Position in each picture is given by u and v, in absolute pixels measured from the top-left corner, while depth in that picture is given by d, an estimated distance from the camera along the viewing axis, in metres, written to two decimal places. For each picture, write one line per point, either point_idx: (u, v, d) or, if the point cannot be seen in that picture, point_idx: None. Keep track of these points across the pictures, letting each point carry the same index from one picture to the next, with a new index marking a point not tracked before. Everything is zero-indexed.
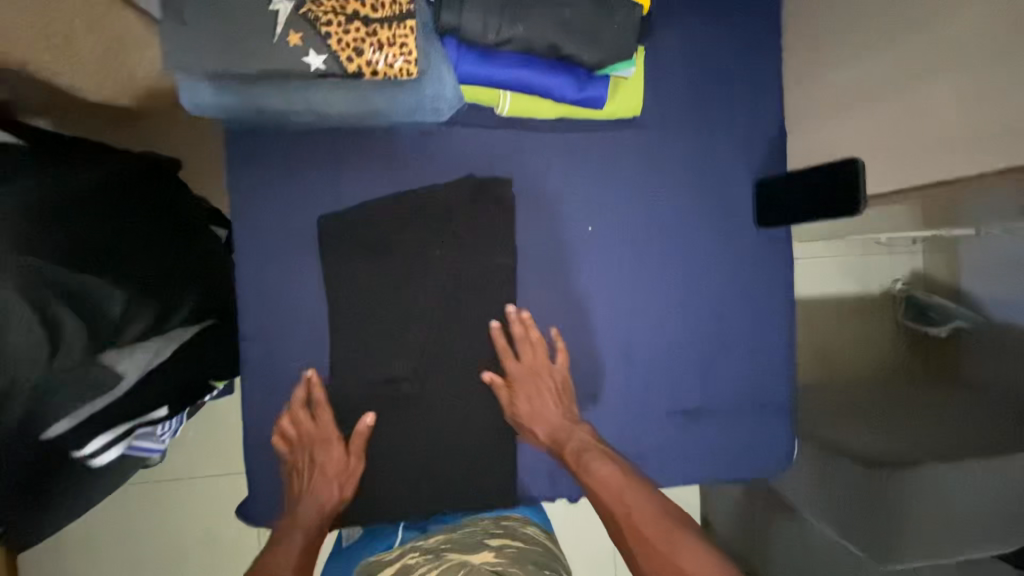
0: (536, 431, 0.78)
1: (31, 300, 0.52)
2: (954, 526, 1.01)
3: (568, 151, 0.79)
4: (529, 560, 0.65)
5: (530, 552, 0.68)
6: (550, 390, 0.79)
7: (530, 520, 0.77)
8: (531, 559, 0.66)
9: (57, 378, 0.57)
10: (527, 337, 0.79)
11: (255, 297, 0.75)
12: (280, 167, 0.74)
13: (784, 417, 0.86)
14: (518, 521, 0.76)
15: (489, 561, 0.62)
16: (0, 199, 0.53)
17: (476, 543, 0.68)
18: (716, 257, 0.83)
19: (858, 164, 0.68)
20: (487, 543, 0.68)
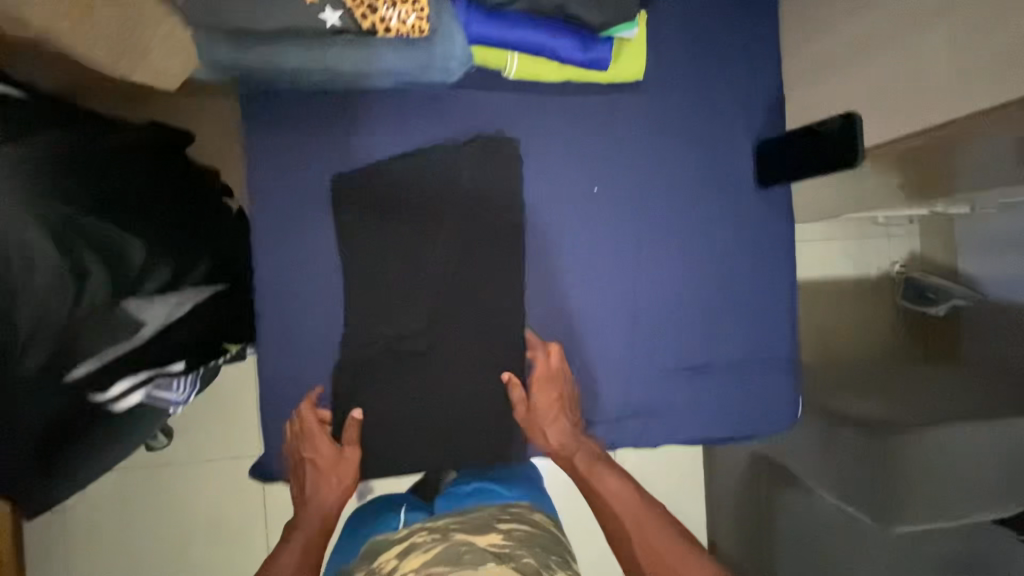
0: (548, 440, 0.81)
1: (56, 242, 0.56)
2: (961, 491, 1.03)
3: (572, 113, 0.81)
4: (533, 542, 0.79)
5: (534, 536, 0.82)
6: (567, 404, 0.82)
7: (535, 510, 0.90)
8: (537, 543, 0.80)
9: (80, 319, 0.60)
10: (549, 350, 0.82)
11: (271, 255, 0.77)
12: (292, 129, 0.76)
13: (787, 373, 0.88)
14: (526, 509, 0.89)
15: (494, 543, 0.76)
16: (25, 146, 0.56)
17: (486, 524, 0.81)
18: (720, 219, 0.85)
19: (856, 117, 0.71)
20: (495, 526, 0.81)
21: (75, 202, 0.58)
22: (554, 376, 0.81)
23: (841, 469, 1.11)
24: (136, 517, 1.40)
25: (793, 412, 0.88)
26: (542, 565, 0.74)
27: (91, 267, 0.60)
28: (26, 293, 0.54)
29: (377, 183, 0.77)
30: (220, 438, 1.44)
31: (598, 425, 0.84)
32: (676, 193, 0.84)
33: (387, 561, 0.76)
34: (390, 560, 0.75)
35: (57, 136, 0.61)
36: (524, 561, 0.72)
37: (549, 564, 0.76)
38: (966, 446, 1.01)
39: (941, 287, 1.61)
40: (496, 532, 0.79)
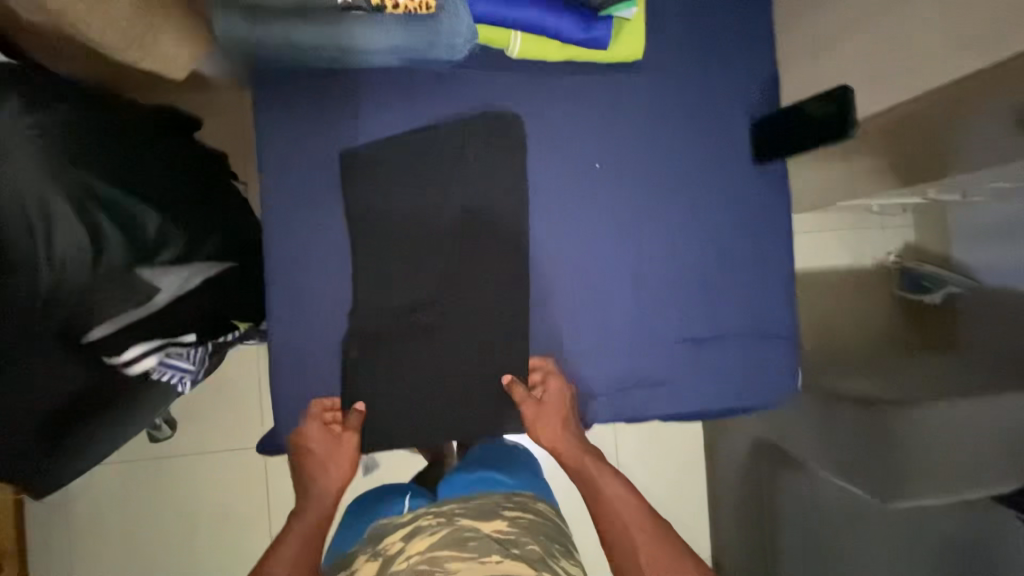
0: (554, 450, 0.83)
1: (76, 207, 0.58)
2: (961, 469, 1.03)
3: (574, 92, 0.83)
4: (537, 530, 0.85)
5: (537, 522, 0.88)
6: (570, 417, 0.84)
7: (538, 498, 0.97)
8: (540, 530, 0.85)
9: (97, 283, 0.62)
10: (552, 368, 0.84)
11: (283, 230, 0.79)
12: (302, 107, 0.78)
13: (788, 345, 0.90)
14: (529, 498, 0.95)
15: (500, 529, 0.81)
16: (49, 115, 0.58)
17: (492, 511, 0.86)
18: (719, 195, 0.87)
19: (848, 90, 0.73)
20: (501, 512, 0.87)
21: (95, 168, 0.61)
22: (554, 383, 0.83)
23: (841, 447, 1.12)
24: (139, 509, 1.40)
25: (793, 383, 0.90)
26: (546, 552, 0.80)
27: (108, 233, 0.62)
28: (45, 254, 0.56)
29: (384, 159, 0.79)
30: (223, 429, 1.44)
31: (605, 395, 0.86)
32: (676, 169, 0.86)
33: (393, 543, 0.81)
34: (396, 542, 0.81)
35: (79, 107, 0.64)
36: (528, 547, 0.78)
37: (552, 550, 0.82)
38: (966, 422, 1.02)
39: (934, 273, 1.64)
40: (501, 519, 0.84)
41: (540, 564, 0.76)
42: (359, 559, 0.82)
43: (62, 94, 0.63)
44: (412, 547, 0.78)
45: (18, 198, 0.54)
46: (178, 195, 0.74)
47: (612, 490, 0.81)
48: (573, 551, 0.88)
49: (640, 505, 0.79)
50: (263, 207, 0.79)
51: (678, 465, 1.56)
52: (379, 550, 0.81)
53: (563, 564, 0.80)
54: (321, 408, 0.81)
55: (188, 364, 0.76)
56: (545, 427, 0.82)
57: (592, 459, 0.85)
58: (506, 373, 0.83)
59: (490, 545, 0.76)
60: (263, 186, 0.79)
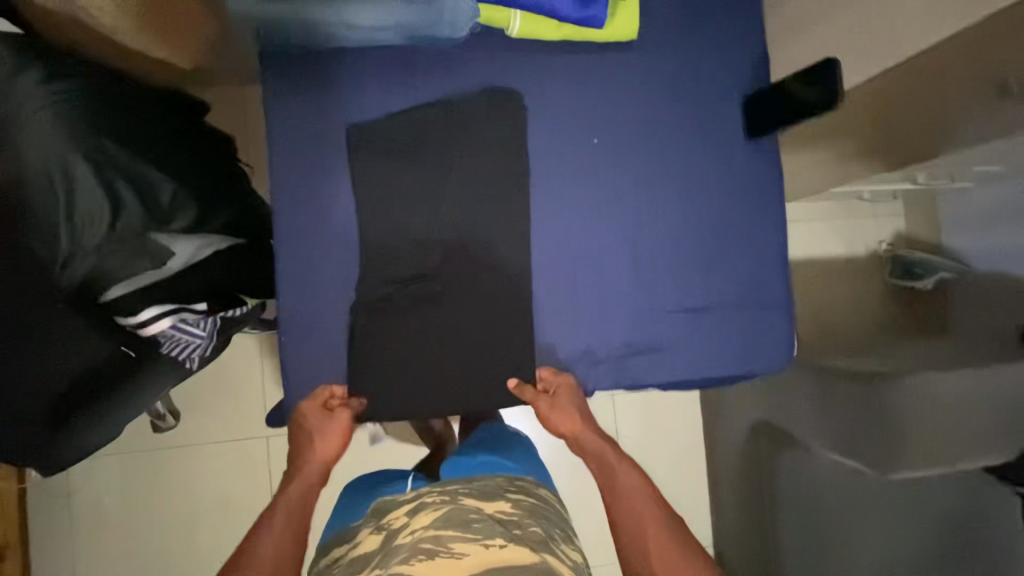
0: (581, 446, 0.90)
1: (96, 170, 0.63)
2: (961, 440, 1.04)
3: (572, 67, 0.86)
4: (538, 512, 0.86)
5: (538, 505, 0.90)
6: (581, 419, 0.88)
7: (539, 484, 0.98)
8: (541, 513, 0.87)
9: (114, 243, 0.66)
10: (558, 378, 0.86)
11: (293, 200, 0.81)
12: (311, 82, 0.81)
13: (782, 313, 0.92)
14: (531, 483, 0.96)
15: (503, 511, 0.83)
16: (76, 88, 0.64)
17: (496, 492, 0.88)
18: (714, 168, 0.90)
19: (835, 61, 0.76)
20: (504, 494, 0.88)
21: (116, 134, 0.66)
22: (563, 378, 0.86)
23: (837, 419, 1.14)
24: (141, 500, 1.40)
25: (788, 352, 0.93)
26: (547, 535, 0.82)
27: (124, 194, 0.66)
28: (67, 209, 0.62)
29: (390, 135, 0.82)
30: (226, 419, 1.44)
31: (606, 362, 0.88)
32: (672, 144, 0.89)
33: (397, 518, 0.82)
34: (400, 517, 0.82)
35: (106, 82, 0.69)
36: (531, 531, 0.80)
37: (553, 533, 0.84)
38: (964, 393, 1.02)
39: (927, 260, 1.63)
40: (505, 501, 0.86)
41: (542, 548, 0.77)
42: (363, 532, 0.85)
43: (96, 70, 0.69)
44: (416, 523, 0.79)
45: (45, 158, 0.60)
46: (194, 167, 0.77)
47: (629, 482, 0.85)
48: (572, 536, 0.90)
49: (652, 497, 0.83)
50: (272, 179, 0.82)
51: (677, 452, 1.58)
52: (382, 524, 0.83)
53: (563, 548, 0.82)
54: (324, 393, 0.83)
55: (200, 333, 0.74)
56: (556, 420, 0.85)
57: (613, 449, 0.90)
58: (512, 377, 0.86)
59: (494, 528, 0.77)
60: (272, 159, 0.81)
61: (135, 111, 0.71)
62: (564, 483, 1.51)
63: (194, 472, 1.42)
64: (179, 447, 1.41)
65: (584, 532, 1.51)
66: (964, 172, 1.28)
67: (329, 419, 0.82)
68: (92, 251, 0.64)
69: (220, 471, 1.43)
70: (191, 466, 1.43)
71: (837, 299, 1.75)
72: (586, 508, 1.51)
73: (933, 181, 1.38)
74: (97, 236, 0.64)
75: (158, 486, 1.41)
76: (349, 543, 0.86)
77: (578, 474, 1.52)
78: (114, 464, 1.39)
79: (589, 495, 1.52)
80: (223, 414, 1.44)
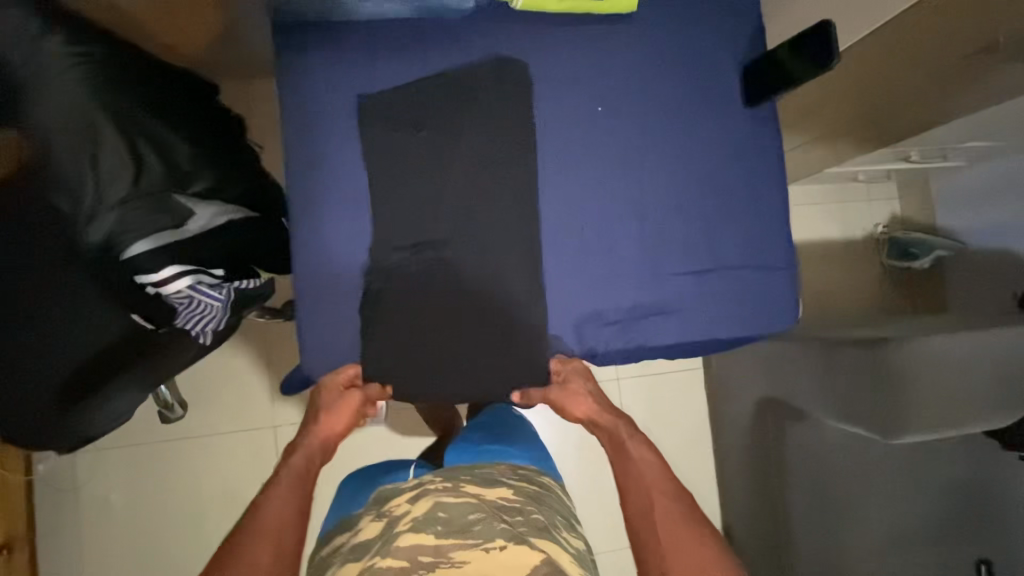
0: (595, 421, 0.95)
1: (120, 129, 0.65)
2: (967, 408, 1.03)
3: (575, 39, 0.89)
4: (540, 499, 0.87)
5: (540, 492, 0.90)
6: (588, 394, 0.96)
7: (542, 472, 0.98)
8: (543, 500, 0.88)
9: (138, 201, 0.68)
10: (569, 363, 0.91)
11: (306, 170, 0.83)
12: (323, 54, 0.83)
13: (782, 278, 0.94)
14: (533, 472, 0.97)
15: (505, 497, 0.84)
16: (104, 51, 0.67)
17: (497, 480, 0.88)
18: (714, 134, 0.93)
19: (830, 24, 0.78)
20: (506, 481, 0.89)
21: (137, 100, 0.69)
22: (575, 363, 0.92)
23: (840, 387, 1.15)
24: (144, 496, 1.37)
25: (793, 313, 0.94)
26: (549, 522, 0.82)
27: (147, 155, 0.68)
28: (93, 167, 0.64)
29: (399, 105, 0.84)
30: (228, 413, 1.41)
31: (614, 325, 0.89)
32: (671, 110, 0.91)
33: (399, 505, 0.83)
34: (401, 504, 0.82)
35: (128, 50, 0.72)
36: (533, 518, 0.80)
37: (555, 521, 0.84)
38: (968, 359, 1.02)
39: (921, 240, 1.64)
40: (507, 488, 0.86)
41: (544, 538, 0.77)
42: (364, 518, 0.85)
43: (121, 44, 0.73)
44: (420, 510, 0.79)
45: (70, 117, 0.62)
46: (209, 139, 0.80)
47: (639, 457, 0.87)
48: (573, 523, 0.90)
49: (663, 471, 0.84)
50: (285, 150, 0.83)
51: (683, 436, 1.58)
52: (383, 511, 0.83)
53: (565, 537, 0.82)
54: (345, 372, 0.86)
55: (218, 297, 0.76)
56: (568, 400, 0.95)
57: (625, 426, 0.94)
58: (512, 394, 0.92)
59: (494, 526, 0.76)
60: (284, 130, 0.83)
61: (156, 79, 0.74)
62: (570, 470, 1.50)
63: (193, 471, 1.39)
64: (177, 444, 1.39)
65: (592, 521, 1.50)
66: (956, 148, 1.31)
67: (339, 398, 0.89)
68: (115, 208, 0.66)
69: (219, 470, 1.40)
70: (190, 464, 1.39)
71: (835, 282, 1.76)
72: (593, 496, 1.50)
73: (926, 159, 1.39)
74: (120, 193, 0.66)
75: (157, 485, 1.38)
76: (351, 530, 0.86)
77: (583, 463, 1.50)
78: (115, 461, 1.37)
79: (596, 483, 1.51)
80: (221, 410, 1.41)
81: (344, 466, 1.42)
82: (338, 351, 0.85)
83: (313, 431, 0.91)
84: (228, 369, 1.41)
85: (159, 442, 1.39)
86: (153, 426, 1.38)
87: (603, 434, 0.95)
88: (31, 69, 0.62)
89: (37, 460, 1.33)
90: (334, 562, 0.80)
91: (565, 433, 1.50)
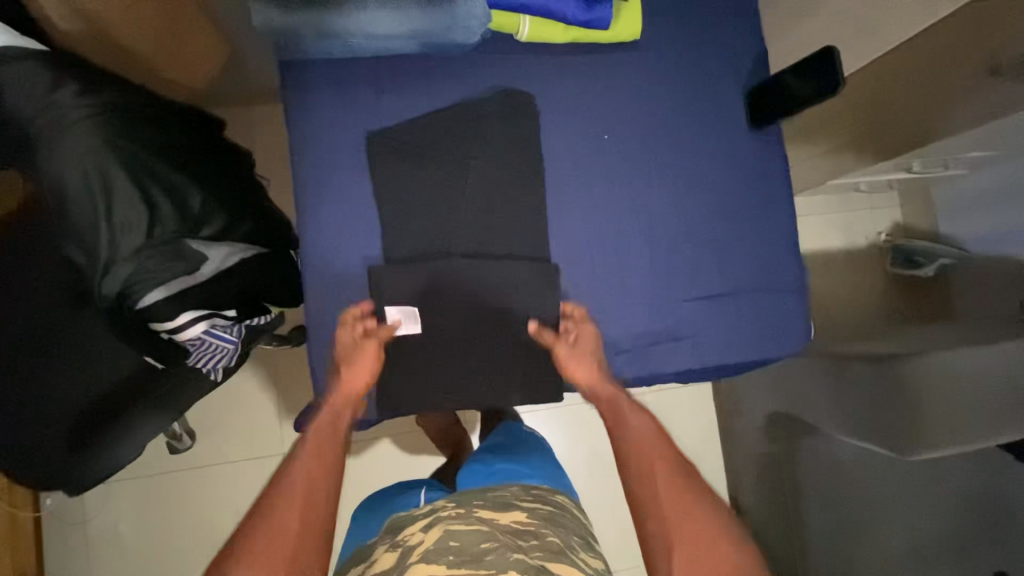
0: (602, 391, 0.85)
1: (132, 179, 0.66)
2: (979, 421, 1.03)
3: (580, 67, 0.89)
4: (555, 520, 0.86)
5: (555, 514, 0.89)
6: (601, 360, 0.86)
7: (557, 491, 0.98)
8: (558, 521, 0.87)
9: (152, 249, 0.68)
10: (577, 319, 0.86)
11: (315, 205, 0.83)
12: (330, 89, 0.83)
13: (792, 295, 0.94)
14: (547, 491, 0.96)
15: (519, 521, 0.83)
16: (112, 98, 0.67)
17: (509, 502, 0.88)
18: (720, 155, 0.93)
19: (833, 50, 0.78)
20: (518, 503, 0.88)
21: (149, 145, 0.69)
22: (587, 328, 0.86)
23: (854, 404, 1.13)
24: (157, 525, 1.36)
25: (804, 333, 0.94)
26: (565, 545, 0.82)
27: (158, 201, 0.69)
28: (106, 217, 0.65)
29: (406, 137, 0.84)
30: (235, 439, 1.39)
31: (626, 350, 0.89)
32: (679, 133, 0.92)
33: (413, 534, 0.82)
34: (415, 533, 0.81)
35: (136, 94, 0.72)
36: (548, 541, 0.80)
37: (571, 542, 0.83)
38: (977, 372, 1.02)
39: (927, 247, 1.62)
40: (520, 511, 0.85)
41: (559, 562, 0.77)
42: (379, 549, 0.84)
43: (127, 85, 0.73)
44: (434, 538, 0.78)
45: (83, 170, 0.63)
46: (217, 177, 0.80)
47: (643, 427, 0.80)
48: (591, 542, 0.89)
49: (666, 441, 0.78)
50: (293, 187, 0.83)
51: (691, 451, 1.57)
52: (397, 541, 0.82)
53: (583, 557, 0.82)
54: (347, 315, 0.81)
55: (232, 339, 0.77)
56: (576, 367, 0.84)
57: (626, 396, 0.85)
58: (529, 321, 0.86)
59: (507, 556, 0.73)
60: (295, 169, 0.83)
61: (162, 121, 0.74)
62: (583, 488, 1.47)
63: (200, 497, 1.38)
64: (185, 473, 1.38)
65: (605, 539, 1.47)
66: (957, 159, 1.30)
67: (349, 345, 0.80)
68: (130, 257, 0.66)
69: (227, 496, 1.38)
70: (197, 492, 1.38)
71: (842, 292, 1.74)
72: (606, 514, 1.48)
73: (929, 170, 1.39)
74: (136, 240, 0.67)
75: (164, 515, 1.37)
76: (366, 560, 0.84)
77: (594, 483, 1.48)
78: (121, 495, 1.36)
79: (609, 500, 1.49)
80: (227, 437, 1.39)
81: (352, 489, 1.40)
82: None
83: (332, 392, 0.80)
84: (234, 396, 1.40)
85: (166, 472, 1.37)
86: (163, 455, 1.37)
87: (601, 406, 0.85)
88: (42, 122, 0.62)
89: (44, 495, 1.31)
90: None
91: (575, 450, 1.48)
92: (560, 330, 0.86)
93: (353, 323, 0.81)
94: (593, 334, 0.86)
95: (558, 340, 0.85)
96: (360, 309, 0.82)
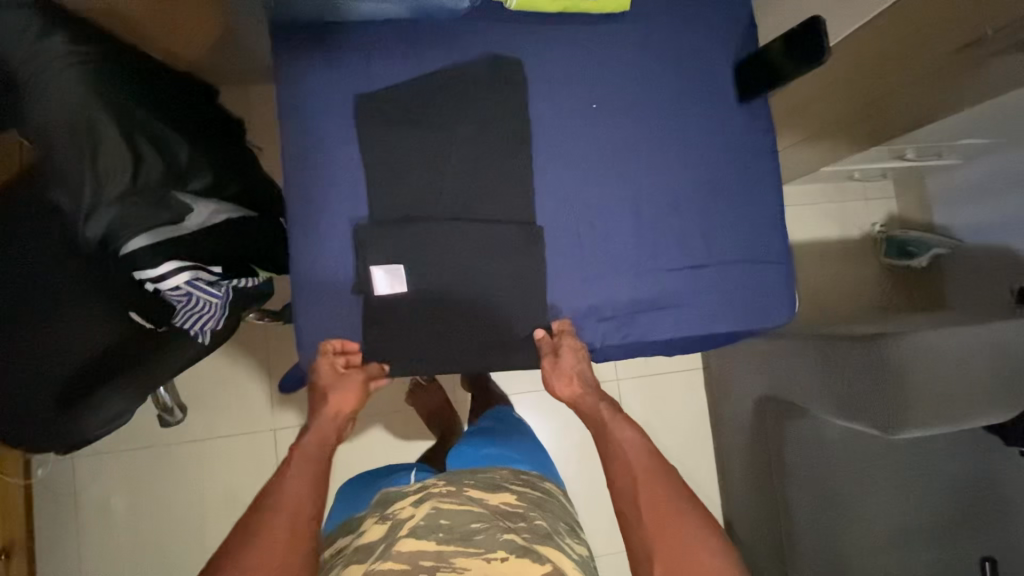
0: (585, 405, 0.87)
1: (120, 126, 0.67)
2: (960, 398, 1.02)
3: (569, 37, 0.90)
4: (544, 506, 0.87)
5: (542, 499, 0.89)
6: (585, 377, 0.88)
7: (544, 477, 0.98)
8: (546, 507, 0.87)
9: (138, 195, 0.69)
10: (567, 334, 0.87)
11: (302, 165, 0.84)
12: (320, 51, 0.84)
13: (779, 268, 0.95)
14: (536, 477, 0.96)
15: (508, 502, 0.83)
16: (101, 48, 0.68)
17: (500, 485, 0.87)
18: (708, 126, 0.94)
19: (819, 20, 0.79)
20: (509, 486, 0.88)
21: (136, 96, 0.71)
22: (572, 341, 0.87)
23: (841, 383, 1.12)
24: (146, 499, 1.36)
25: (789, 309, 0.95)
26: (553, 529, 0.82)
27: (145, 150, 0.70)
28: (91, 162, 0.66)
29: (394, 102, 0.85)
30: (226, 415, 1.40)
31: (610, 318, 0.90)
32: (667, 104, 0.92)
33: (403, 507, 0.81)
34: (406, 507, 0.80)
35: (125, 49, 0.74)
36: (536, 524, 0.80)
37: (558, 527, 0.83)
38: (961, 352, 1.02)
39: (919, 237, 1.60)
40: (510, 493, 0.85)
41: (546, 545, 0.77)
42: (368, 520, 0.83)
43: (117, 40, 0.75)
44: (425, 514, 0.77)
45: (71, 114, 0.64)
46: (204, 135, 0.82)
47: (627, 438, 0.81)
48: (577, 530, 0.89)
49: (652, 455, 0.78)
50: (281, 149, 0.84)
51: (682, 437, 1.57)
52: (387, 514, 0.81)
53: (569, 543, 0.82)
54: (330, 345, 0.83)
55: (216, 293, 0.77)
56: (557, 381, 0.86)
57: (608, 407, 0.86)
58: (538, 329, 0.88)
59: (496, 537, 0.74)
60: (284, 131, 0.84)
61: (149, 78, 0.75)
62: (571, 471, 1.47)
63: (191, 473, 1.38)
64: (176, 449, 1.38)
65: (593, 523, 1.46)
66: (950, 147, 1.29)
67: (341, 376, 0.83)
68: (115, 201, 0.68)
69: (217, 474, 1.39)
70: (187, 467, 1.38)
71: (837, 283, 1.73)
72: (595, 500, 1.47)
73: (923, 159, 1.39)
74: (122, 185, 0.68)
75: (155, 490, 1.37)
76: (355, 532, 0.83)
77: (584, 467, 1.47)
78: (112, 470, 1.36)
79: (597, 486, 1.48)
80: (218, 414, 1.40)
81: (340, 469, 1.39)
82: (332, 336, 0.84)
83: (320, 414, 0.83)
84: (227, 372, 1.40)
85: (157, 446, 1.38)
86: (154, 429, 1.37)
87: (585, 420, 0.87)
88: (30, 66, 0.63)
89: (36, 465, 1.32)
90: (337, 563, 0.78)
91: (566, 435, 1.47)
92: (549, 345, 0.87)
93: (332, 353, 0.83)
94: (578, 353, 0.87)
95: (545, 356, 0.87)
96: (341, 343, 0.84)
